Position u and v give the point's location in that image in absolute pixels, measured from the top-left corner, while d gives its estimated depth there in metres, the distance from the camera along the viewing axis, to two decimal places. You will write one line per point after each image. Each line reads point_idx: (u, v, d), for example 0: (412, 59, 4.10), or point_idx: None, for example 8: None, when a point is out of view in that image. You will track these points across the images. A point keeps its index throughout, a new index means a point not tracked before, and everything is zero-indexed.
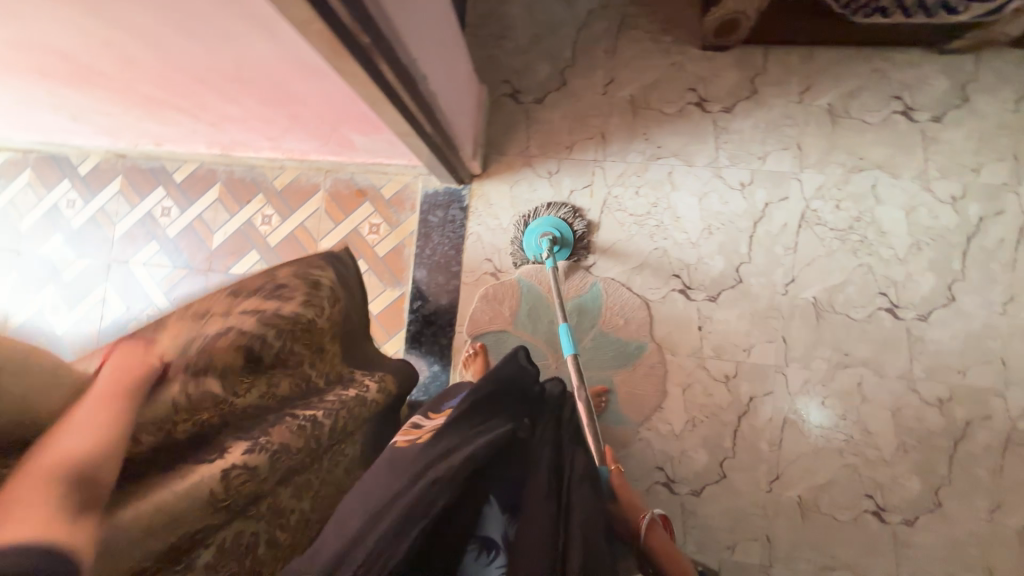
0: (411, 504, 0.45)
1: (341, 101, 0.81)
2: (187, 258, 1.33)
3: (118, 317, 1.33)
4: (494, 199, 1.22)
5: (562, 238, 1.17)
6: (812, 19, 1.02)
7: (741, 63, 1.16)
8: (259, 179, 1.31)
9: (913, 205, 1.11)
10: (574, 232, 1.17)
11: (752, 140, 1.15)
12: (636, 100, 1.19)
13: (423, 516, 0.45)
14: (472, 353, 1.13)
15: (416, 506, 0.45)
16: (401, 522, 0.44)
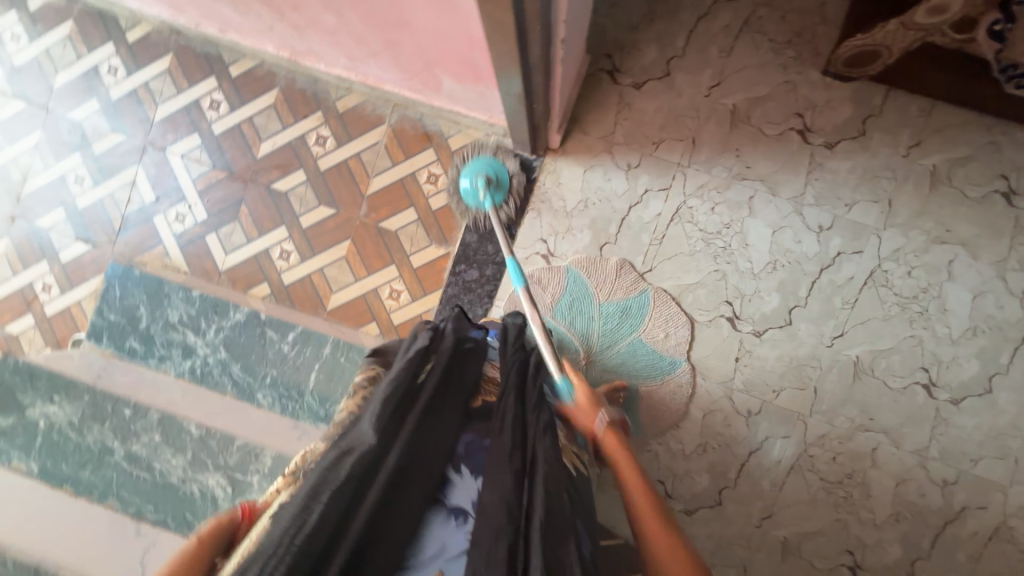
0: (324, 472, 0.54)
1: (456, 42, 0.74)
2: (228, 160, 1.25)
3: (146, 204, 1.27)
4: (564, 178, 1.16)
5: (496, 180, 1.13)
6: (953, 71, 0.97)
7: (857, 100, 1.09)
8: (321, 95, 1.22)
9: (983, 290, 1.08)
10: (508, 176, 1.13)
11: (845, 184, 1.10)
12: (738, 111, 1.12)
13: (337, 481, 0.53)
14: None
15: (330, 473, 0.53)
16: (319, 489, 0.52)
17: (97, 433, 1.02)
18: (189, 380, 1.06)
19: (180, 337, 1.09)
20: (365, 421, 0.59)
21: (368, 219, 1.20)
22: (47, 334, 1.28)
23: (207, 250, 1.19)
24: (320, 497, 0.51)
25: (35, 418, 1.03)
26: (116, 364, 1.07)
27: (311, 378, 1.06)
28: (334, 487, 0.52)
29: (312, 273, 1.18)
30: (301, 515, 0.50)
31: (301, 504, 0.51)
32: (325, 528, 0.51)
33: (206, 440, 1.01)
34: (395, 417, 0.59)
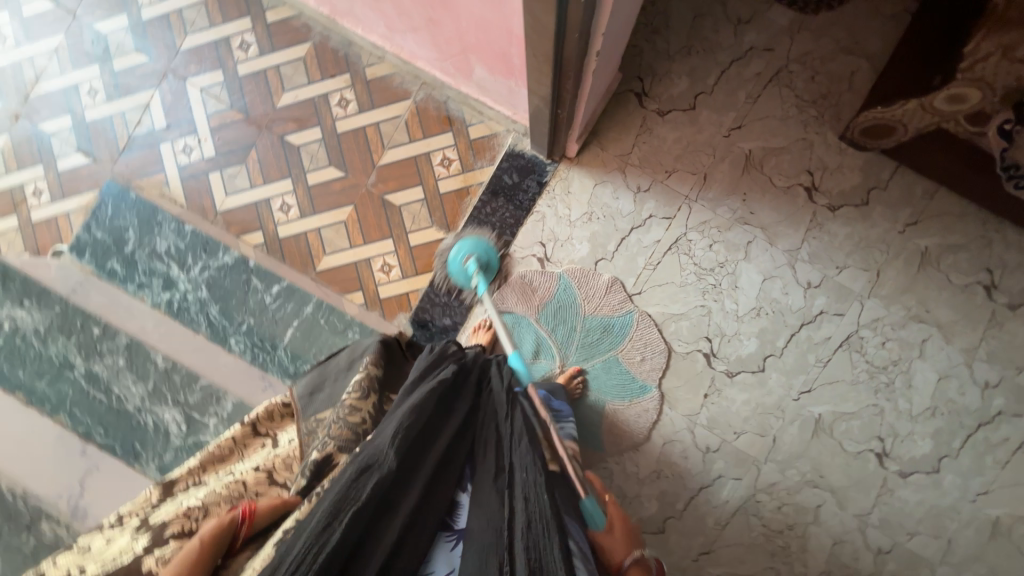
0: (346, 489, 0.58)
1: (497, 33, 0.76)
2: (247, 103, 1.24)
3: (155, 130, 1.25)
4: (574, 187, 1.17)
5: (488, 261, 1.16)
6: (961, 163, 1.01)
7: (867, 170, 1.12)
8: (352, 59, 1.22)
9: (948, 373, 1.12)
10: (499, 260, 1.17)
11: (840, 248, 1.13)
12: (753, 157, 1.14)
13: (353, 503, 0.57)
14: (483, 323, 1.15)
15: (351, 491, 0.58)
16: (340, 508, 0.57)
17: (62, 350, 0.96)
18: (164, 313, 1.04)
19: (164, 268, 1.07)
20: (384, 438, 0.63)
21: (374, 189, 1.21)
22: (28, 238, 1.26)
23: (207, 187, 1.23)
24: (343, 517, 0.56)
25: (2, 322, 0.95)
26: (93, 282, 1.04)
27: (286, 333, 1.04)
28: (356, 506, 0.57)
29: (308, 231, 1.21)
30: (324, 536, 0.55)
31: (323, 522, 0.56)
32: (345, 547, 0.56)
33: (171, 375, 0.98)
34: (411, 434, 0.64)
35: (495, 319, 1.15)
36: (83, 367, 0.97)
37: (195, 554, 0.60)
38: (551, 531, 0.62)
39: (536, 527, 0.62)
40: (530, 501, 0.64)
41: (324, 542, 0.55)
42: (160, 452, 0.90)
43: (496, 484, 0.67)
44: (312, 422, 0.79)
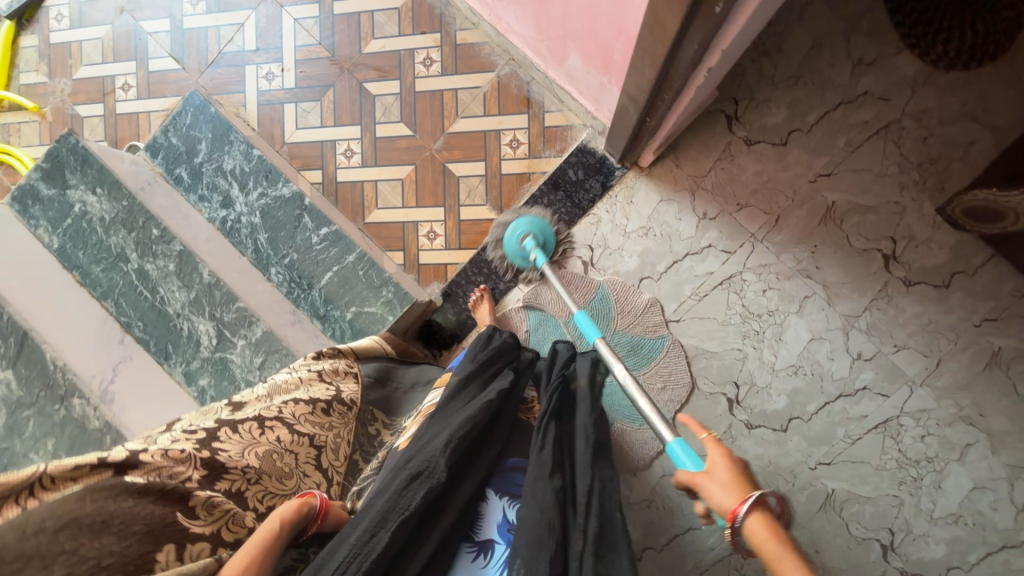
0: (395, 498, 0.58)
1: (607, 26, 0.72)
2: (335, 42, 1.24)
3: (243, 51, 1.28)
4: (637, 198, 1.13)
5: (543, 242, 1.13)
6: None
7: (957, 251, 1.03)
8: (447, 18, 1.19)
9: (985, 485, 1.04)
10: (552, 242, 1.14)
11: (902, 326, 1.05)
12: (834, 210, 1.07)
13: (404, 509, 0.57)
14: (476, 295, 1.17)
15: (400, 501, 0.58)
16: (386, 517, 0.56)
17: (119, 238, 0.93)
18: (217, 229, 1.09)
19: (225, 186, 1.10)
20: (436, 445, 0.63)
21: (438, 155, 1.20)
22: (109, 129, 1.33)
23: (280, 117, 1.26)
24: (389, 525, 0.56)
25: (71, 201, 0.94)
26: (159, 184, 1.08)
27: (324, 277, 1.07)
28: (404, 516, 0.56)
29: (365, 181, 1.23)
30: (369, 544, 0.55)
31: (370, 529, 0.56)
32: (385, 558, 0.55)
33: (212, 289, 0.92)
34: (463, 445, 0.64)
35: (524, 313, 1.15)
36: (134, 261, 0.92)
37: (277, 534, 0.57)
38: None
39: (593, 533, 0.57)
40: (587, 509, 0.60)
41: (370, 551, 0.55)
42: (188, 359, 0.90)
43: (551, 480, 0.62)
44: (367, 415, 0.84)
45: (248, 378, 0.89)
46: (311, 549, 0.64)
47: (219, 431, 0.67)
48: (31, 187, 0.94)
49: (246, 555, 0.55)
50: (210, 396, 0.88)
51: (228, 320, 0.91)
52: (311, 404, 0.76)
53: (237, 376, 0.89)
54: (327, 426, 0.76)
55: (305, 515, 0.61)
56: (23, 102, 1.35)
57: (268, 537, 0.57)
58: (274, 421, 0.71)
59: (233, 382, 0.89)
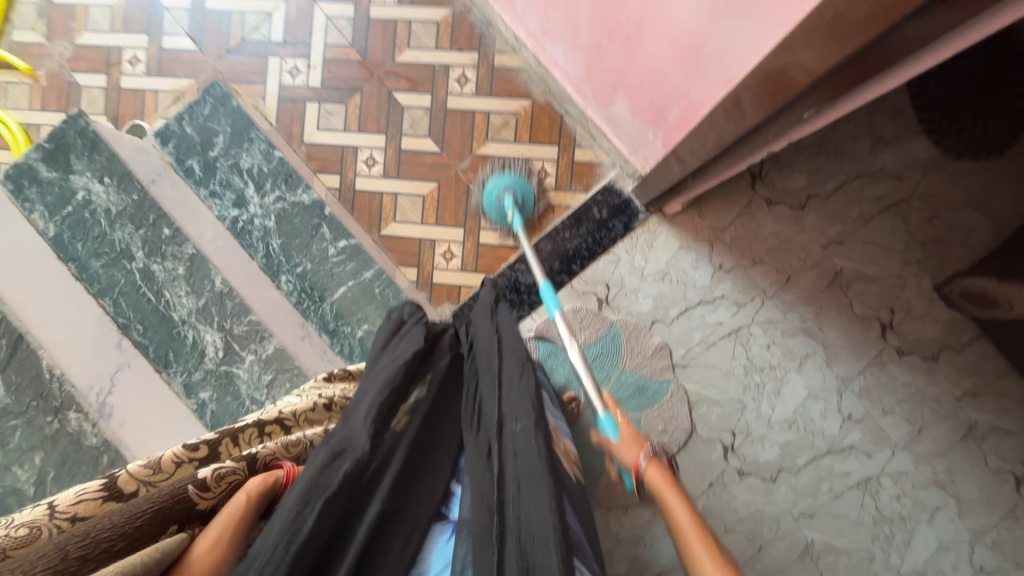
0: (316, 477, 0.52)
1: (667, 89, 0.73)
2: (368, 47, 1.21)
3: (268, 42, 1.22)
4: (658, 243, 1.15)
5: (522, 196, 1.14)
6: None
7: (947, 327, 1.10)
8: (487, 39, 1.18)
9: (949, 546, 1.10)
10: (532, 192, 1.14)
11: (891, 392, 1.11)
12: (842, 275, 1.12)
13: (328, 487, 0.52)
14: None
15: (323, 479, 0.53)
16: (312, 494, 0.51)
17: (125, 233, 0.87)
18: (226, 229, 1.04)
19: (240, 185, 1.05)
20: (358, 420, 0.58)
21: (463, 175, 1.19)
22: (111, 103, 1.25)
23: (301, 115, 1.21)
24: (314, 504, 0.51)
25: (74, 187, 0.87)
26: (169, 175, 1.03)
27: (337, 291, 1.03)
28: (329, 492, 0.52)
29: (384, 192, 1.20)
30: (296, 522, 0.49)
31: (295, 507, 0.50)
32: (320, 535, 0.51)
33: (224, 298, 0.88)
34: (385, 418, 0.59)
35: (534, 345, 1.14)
36: (139, 259, 0.87)
37: (247, 506, 0.55)
38: (535, 480, 0.54)
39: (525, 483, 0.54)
40: (518, 459, 0.57)
41: (300, 524, 0.49)
42: (189, 368, 0.85)
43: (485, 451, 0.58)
44: None
45: (254, 396, 0.85)
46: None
47: (221, 443, 0.62)
48: (29, 166, 0.86)
49: (216, 529, 0.51)
50: (210, 411, 0.84)
51: (238, 332, 0.87)
52: (314, 400, 0.73)
53: (241, 392, 0.85)
54: (328, 422, 0.73)
55: (274, 487, 0.58)
56: (14, 61, 1.25)
57: (236, 512, 0.53)
58: (274, 426, 0.67)
59: (237, 399, 0.85)
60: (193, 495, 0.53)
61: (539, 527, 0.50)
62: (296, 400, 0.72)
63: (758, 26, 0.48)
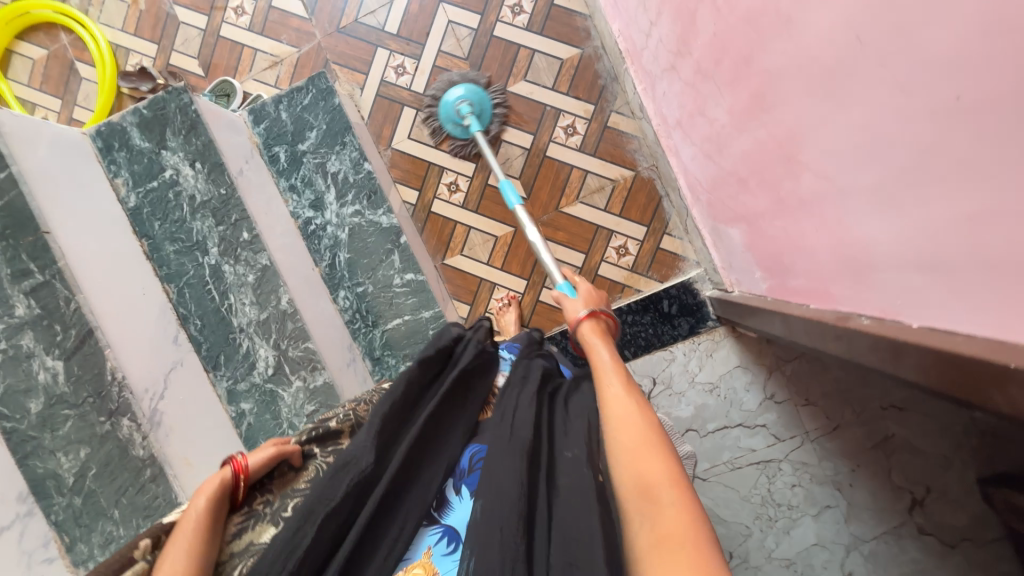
0: (322, 489, 0.54)
1: (803, 261, 0.67)
2: (482, 65, 1.13)
3: (382, 30, 1.15)
4: (717, 354, 1.12)
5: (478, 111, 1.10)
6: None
7: (977, 521, 1.04)
8: (608, 94, 1.11)
9: None
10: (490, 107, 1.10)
11: (899, 565, 1.08)
12: (890, 441, 1.08)
13: (326, 500, 0.53)
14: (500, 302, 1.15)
15: (325, 492, 0.54)
16: (311, 508, 0.53)
17: (204, 225, 0.85)
18: (297, 228, 1.02)
19: (321, 187, 1.01)
20: (361, 432, 0.58)
21: (542, 228, 1.14)
22: (206, 49, 1.19)
23: (395, 118, 1.15)
24: (313, 520, 0.52)
25: (163, 164, 0.84)
26: (255, 160, 0.98)
27: (391, 321, 1.01)
28: (327, 507, 0.53)
29: (458, 222, 1.16)
30: (292, 540, 0.51)
31: (295, 522, 0.52)
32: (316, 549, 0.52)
33: (285, 318, 0.86)
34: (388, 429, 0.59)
35: None
36: (213, 256, 0.85)
37: (196, 523, 0.53)
38: (577, 499, 0.51)
39: (579, 495, 0.51)
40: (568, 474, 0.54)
41: (295, 545, 0.51)
42: (236, 377, 0.84)
43: (513, 460, 0.55)
44: None
45: (293, 422, 0.84)
46: (258, 503, 0.59)
47: None
48: (123, 130, 0.83)
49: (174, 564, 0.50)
50: (247, 422, 0.84)
51: (292, 355, 0.86)
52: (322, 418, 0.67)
53: (281, 414, 0.85)
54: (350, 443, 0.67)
55: (224, 489, 0.57)
56: None
57: (189, 539, 0.52)
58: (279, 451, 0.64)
59: (275, 419, 0.84)
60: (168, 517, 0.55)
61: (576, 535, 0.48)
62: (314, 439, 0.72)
63: (959, 305, 0.43)
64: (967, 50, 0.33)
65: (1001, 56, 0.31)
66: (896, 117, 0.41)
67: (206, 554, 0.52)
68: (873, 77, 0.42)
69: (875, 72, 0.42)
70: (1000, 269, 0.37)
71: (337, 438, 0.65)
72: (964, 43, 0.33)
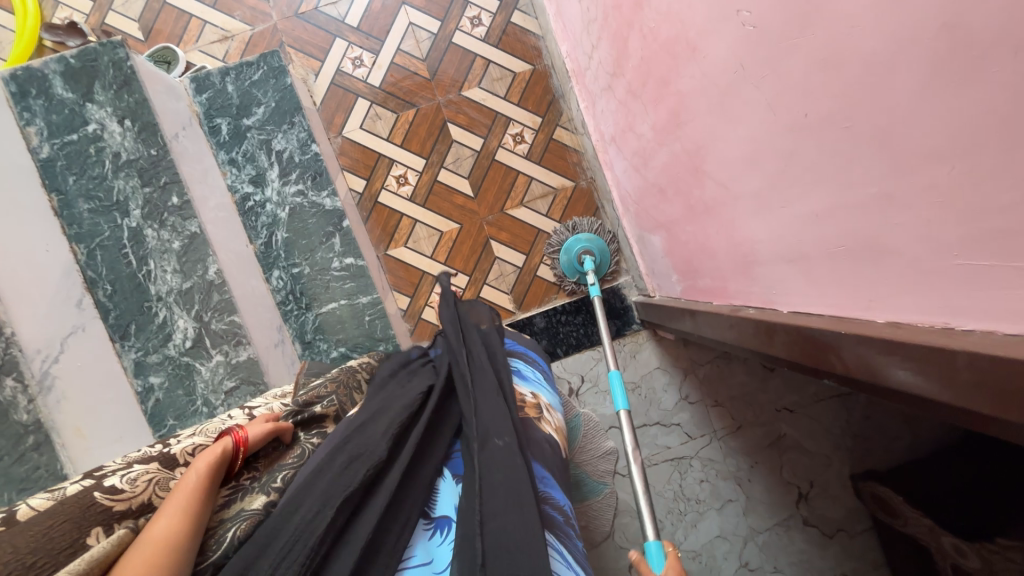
0: (335, 480, 0.55)
1: (709, 264, 0.76)
2: (439, 68, 1.18)
3: (342, 22, 1.17)
4: (639, 356, 1.22)
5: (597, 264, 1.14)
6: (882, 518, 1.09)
7: (850, 513, 1.18)
8: (555, 109, 1.20)
9: None
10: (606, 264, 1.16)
11: (787, 555, 1.19)
12: (783, 440, 1.22)
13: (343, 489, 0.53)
14: (441, 296, 1.17)
15: (340, 481, 0.54)
16: (329, 496, 0.53)
17: (128, 185, 0.80)
18: (233, 203, 0.99)
19: (263, 163, 0.99)
20: (374, 429, 0.60)
21: (487, 227, 1.19)
22: (149, 13, 1.14)
23: (348, 107, 1.17)
24: (333, 502, 0.52)
25: (86, 117, 0.79)
26: (193, 129, 0.95)
27: (326, 304, 1.00)
28: (346, 494, 0.53)
29: (405, 214, 1.18)
30: (313, 523, 0.51)
31: (313, 511, 0.52)
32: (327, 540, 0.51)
33: (211, 290, 0.83)
34: (402, 424, 0.61)
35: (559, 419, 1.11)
36: (134, 218, 0.80)
37: (197, 483, 0.55)
38: (519, 483, 0.54)
39: (509, 486, 0.54)
40: (507, 458, 0.57)
41: (314, 530, 0.51)
42: (147, 348, 0.79)
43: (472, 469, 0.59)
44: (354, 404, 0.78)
45: (208, 400, 0.80)
46: (245, 478, 0.63)
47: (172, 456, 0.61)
48: (44, 76, 0.78)
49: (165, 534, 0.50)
50: (155, 398, 0.79)
51: (214, 328, 0.82)
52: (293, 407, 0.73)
53: (195, 391, 0.80)
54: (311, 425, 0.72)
55: (225, 457, 0.59)
56: None
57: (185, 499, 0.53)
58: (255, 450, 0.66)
59: (189, 395, 0.80)
60: (102, 499, 0.52)
61: (515, 519, 0.51)
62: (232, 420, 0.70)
63: (815, 290, 0.53)
64: (814, 78, 0.42)
65: (833, 84, 0.40)
66: (769, 131, 0.51)
67: (200, 511, 0.54)
68: (753, 97, 0.51)
69: (756, 94, 0.51)
70: (843, 254, 0.46)
71: (320, 424, 0.73)
72: (812, 72, 0.42)
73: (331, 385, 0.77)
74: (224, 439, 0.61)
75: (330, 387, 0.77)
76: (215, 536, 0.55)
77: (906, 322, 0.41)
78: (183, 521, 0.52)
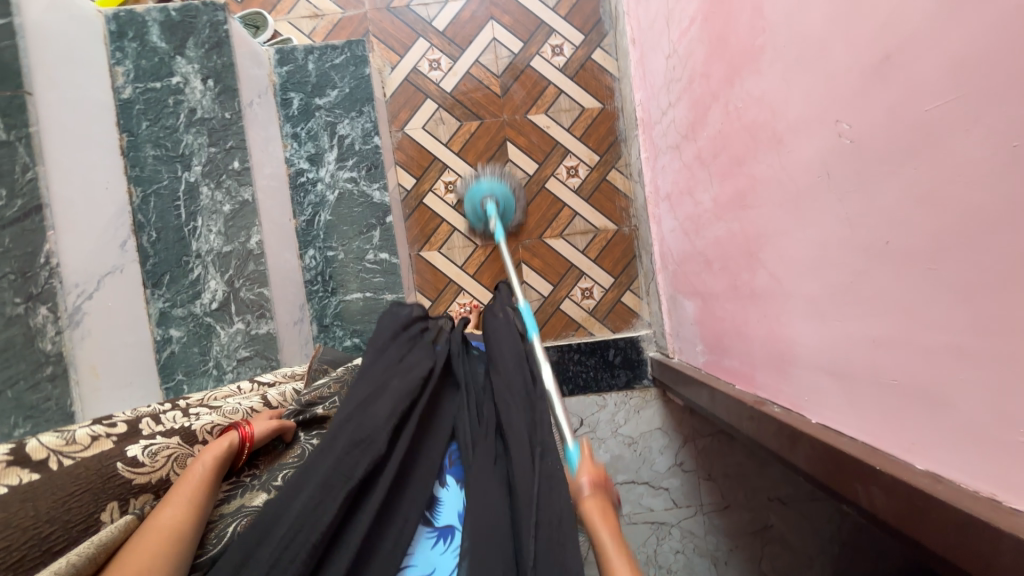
0: (336, 464, 0.50)
1: (741, 346, 0.75)
2: (511, 88, 1.20)
3: (429, 23, 1.19)
4: (642, 412, 1.20)
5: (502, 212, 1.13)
6: None
7: None
8: (614, 151, 1.21)
9: None
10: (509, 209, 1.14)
11: None
12: (769, 530, 1.15)
13: (350, 476, 0.50)
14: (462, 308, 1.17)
15: (343, 467, 0.50)
16: (331, 484, 0.49)
17: (196, 141, 0.82)
18: (288, 174, 1.01)
19: (324, 144, 1.01)
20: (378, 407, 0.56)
21: (522, 250, 1.20)
22: None
23: (415, 106, 1.19)
24: (337, 496, 0.48)
25: (172, 70, 0.82)
26: (267, 98, 0.98)
27: (351, 293, 1.01)
28: (350, 485, 0.49)
29: (446, 220, 1.19)
30: (315, 514, 0.47)
31: (314, 498, 0.48)
32: (328, 533, 0.48)
33: (248, 258, 0.85)
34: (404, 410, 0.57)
35: None
36: (194, 173, 0.82)
37: (202, 476, 0.51)
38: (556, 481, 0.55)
39: (544, 486, 0.54)
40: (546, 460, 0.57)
41: (317, 521, 0.47)
42: (176, 300, 0.80)
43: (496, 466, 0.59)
44: None
45: (221, 363, 0.82)
46: (246, 474, 0.58)
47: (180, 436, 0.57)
48: (143, 22, 0.81)
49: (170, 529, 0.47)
50: (170, 350, 0.80)
51: (242, 296, 0.84)
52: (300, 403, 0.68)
53: (211, 351, 0.82)
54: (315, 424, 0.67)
55: (231, 452, 0.55)
56: None
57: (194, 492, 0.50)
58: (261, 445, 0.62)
59: (203, 355, 0.81)
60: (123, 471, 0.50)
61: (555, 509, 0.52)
62: (239, 393, 0.71)
63: (853, 412, 0.51)
64: (904, 210, 0.42)
65: (926, 223, 0.40)
66: (841, 244, 0.50)
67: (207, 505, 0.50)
68: (832, 206, 0.51)
69: (835, 205, 0.50)
70: (894, 389, 0.45)
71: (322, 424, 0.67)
72: (903, 204, 0.41)
73: (335, 386, 0.71)
74: (229, 433, 0.56)
75: (332, 387, 0.72)
76: (214, 530, 0.52)
77: (950, 479, 0.40)
78: (188, 511, 0.48)
